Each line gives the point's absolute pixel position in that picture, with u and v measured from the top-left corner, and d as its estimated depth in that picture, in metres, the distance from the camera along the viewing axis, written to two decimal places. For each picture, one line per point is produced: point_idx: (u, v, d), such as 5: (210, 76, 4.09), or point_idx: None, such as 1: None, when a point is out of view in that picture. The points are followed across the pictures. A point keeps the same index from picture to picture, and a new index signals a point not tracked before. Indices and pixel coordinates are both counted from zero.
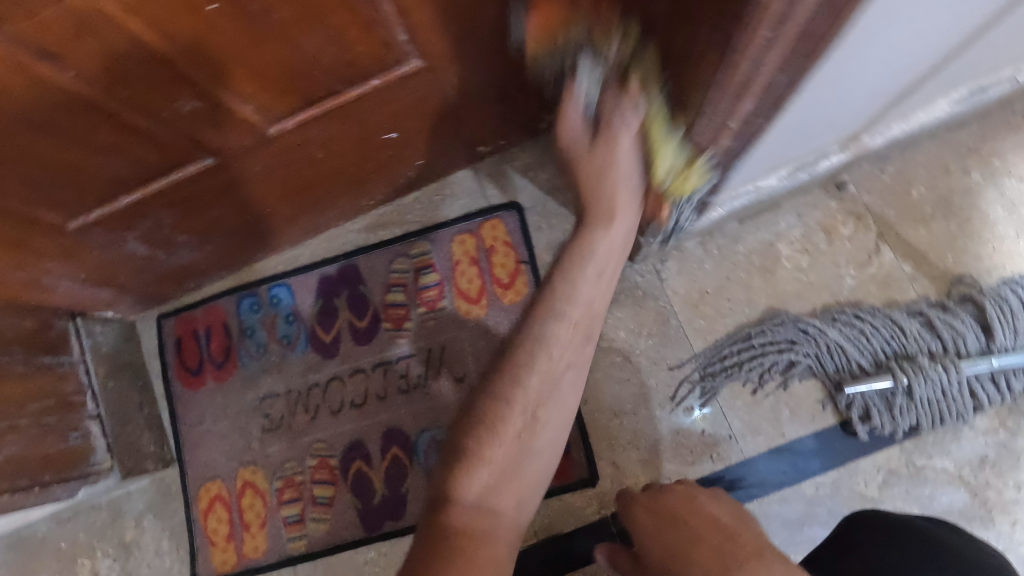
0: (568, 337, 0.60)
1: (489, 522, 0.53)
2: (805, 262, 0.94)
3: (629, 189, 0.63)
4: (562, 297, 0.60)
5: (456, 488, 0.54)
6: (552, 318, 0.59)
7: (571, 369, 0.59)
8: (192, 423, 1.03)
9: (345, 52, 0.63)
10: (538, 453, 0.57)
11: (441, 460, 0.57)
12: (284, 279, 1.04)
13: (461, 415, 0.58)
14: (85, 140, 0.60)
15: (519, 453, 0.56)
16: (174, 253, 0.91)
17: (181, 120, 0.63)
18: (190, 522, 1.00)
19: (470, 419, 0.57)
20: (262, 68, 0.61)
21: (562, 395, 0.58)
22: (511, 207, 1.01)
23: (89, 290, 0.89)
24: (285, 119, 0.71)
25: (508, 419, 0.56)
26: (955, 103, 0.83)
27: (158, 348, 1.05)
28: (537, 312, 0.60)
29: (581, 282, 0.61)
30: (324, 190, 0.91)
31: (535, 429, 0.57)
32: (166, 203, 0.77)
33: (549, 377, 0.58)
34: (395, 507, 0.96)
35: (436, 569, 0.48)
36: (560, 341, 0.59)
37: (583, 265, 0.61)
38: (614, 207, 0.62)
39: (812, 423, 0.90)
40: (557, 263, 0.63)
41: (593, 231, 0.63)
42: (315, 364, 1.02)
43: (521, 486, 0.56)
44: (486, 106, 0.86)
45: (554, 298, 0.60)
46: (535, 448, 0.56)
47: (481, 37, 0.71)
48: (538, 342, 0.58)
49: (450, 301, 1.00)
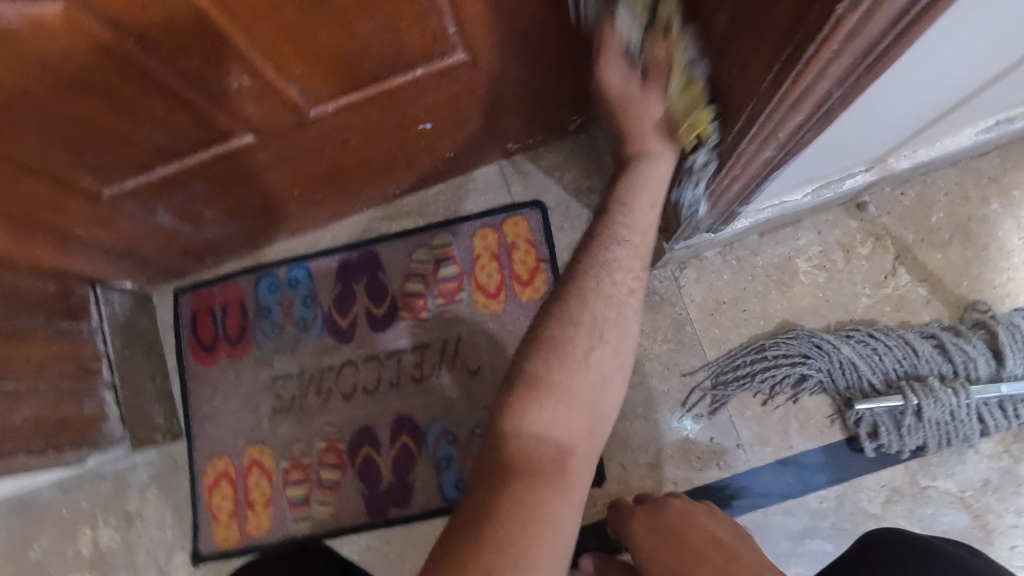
0: (612, 296, 0.62)
1: (568, 443, 0.57)
2: (822, 279, 0.95)
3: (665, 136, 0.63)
4: (619, 225, 0.64)
5: (533, 412, 0.57)
6: (614, 249, 0.63)
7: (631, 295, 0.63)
8: (203, 399, 1.03)
9: (394, 40, 0.64)
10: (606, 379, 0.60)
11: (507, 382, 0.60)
12: (304, 261, 1.05)
13: (528, 339, 0.61)
14: (133, 107, 0.61)
15: (580, 402, 0.58)
16: (200, 228, 0.92)
17: (228, 96, 0.64)
18: (195, 497, 1.01)
19: (539, 343, 0.59)
20: (313, 50, 0.62)
21: (625, 323, 0.62)
22: (535, 205, 1.02)
23: (113, 258, 0.89)
24: (327, 102, 0.72)
25: (578, 346, 0.59)
26: (981, 133, 0.85)
27: (173, 322, 1.06)
28: (599, 242, 0.64)
29: (637, 209, 0.64)
30: (353, 176, 0.92)
31: (587, 385, 0.59)
32: (200, 176, 0.78)
33: (599, 335, 0.60)
34: (401, 495, 0.97)
35: (520, 476, 0.54)
36: (620, 269, 0.63)
37: (637, 195, 0.64)
38: (650, 151, 0.63)
39: (820, 437, 0.91)
40: (609, 194, 0.66)
41: (644, 162, 0.64)
42: (330, 348, 1.02)
43: (579, 438, 0.58)
44: (520, 104, 0.87)
45: (613, 223, 0.64)
46: (606, 374, 0.59)
47: (526, 35, 0.72)
48: (600, 274, 0.62)
49: (469, 294, 1.01)
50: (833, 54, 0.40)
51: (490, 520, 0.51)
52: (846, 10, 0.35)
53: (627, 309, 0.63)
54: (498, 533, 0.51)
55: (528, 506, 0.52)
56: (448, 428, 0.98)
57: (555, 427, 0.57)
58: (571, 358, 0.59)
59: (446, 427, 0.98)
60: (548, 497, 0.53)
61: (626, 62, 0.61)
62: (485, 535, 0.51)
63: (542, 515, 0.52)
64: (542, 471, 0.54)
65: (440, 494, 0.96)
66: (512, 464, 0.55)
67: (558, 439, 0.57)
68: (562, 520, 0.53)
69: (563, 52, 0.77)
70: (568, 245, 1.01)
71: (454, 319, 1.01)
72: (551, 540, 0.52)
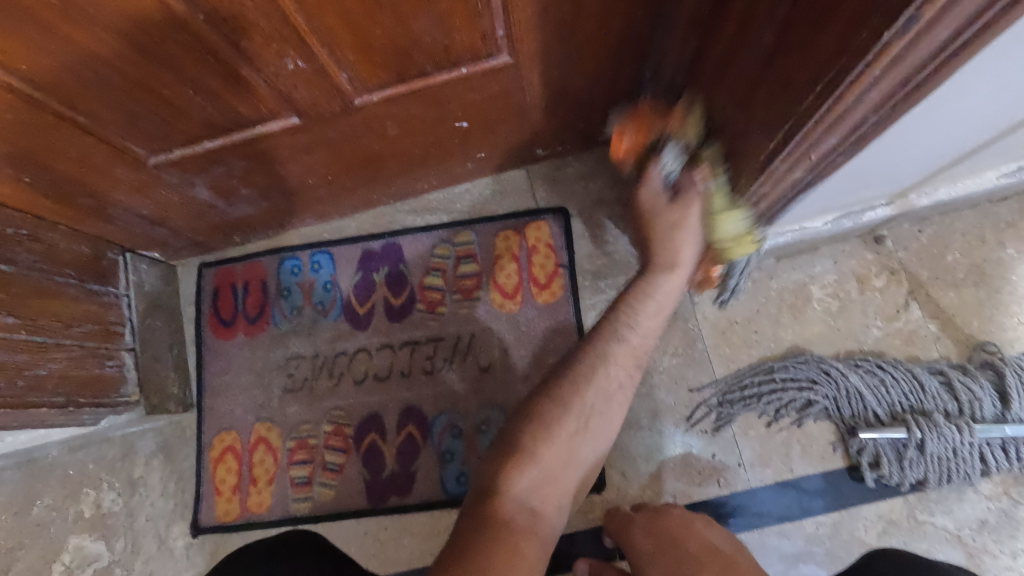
0: (605, 386, 0.66)
1: (535, 518, 0.58)
2: (835, 307, 0.97)
3: (693, 250, 0.72)
4: (620, 328, 0.69)
5: (507, 479, 0.60)
6: (616, 339, 0.69)
7: (621, 391, 0.67)
8: (217, 372, 1.05)
9: (445, 37, 0.67)
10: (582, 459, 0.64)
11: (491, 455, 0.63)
12: (328, 247, 1.07)
13: (522, 410, 0.65)
14: (192, 80, 0.64)
15: (556, 470, 0.61)
16: (234, 205, 0.94)
17: (282, 77, 0.66)
18: (200, 468, 1.02)
19: (531, 413, 0.64)
20: (368, 39, 0.64)
21: (613, 410, 0.65)
22: (558, 211, 1.04)
23: (147, 226, 0.92)
24: (373, 91, 0.74)
25: (565, 421, 0.63)
26: (1002, 177, 0.87)
27: (195, 295, 1.08)
28: (601, 334, 0.69)
29: (644, 315, 0.71)
30: (386, 167, 0.95)
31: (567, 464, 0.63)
32: (243, 153, 0.80)
33: (586, 419, 0.64)
34: (402, 484, 0.98)
35: (480, 537, 0.55)
36: (617, 362, 0.68)
37: (643, 305, 0.71)
38: (676, 263, 0.72)
39: (821, 462, 0.92)
40: (621, 300, 0.72)
41: (660, 277, 0.72)
42: (346, 334, 1.04)
43: (550, 512, 0.61)
44: (555, 111, 0.90)
45: (615, 326, 0.70)
46: (584, 452, 0.63)
47: (570, 43, 0.74)
48: (601, 359, 0.67)
49: (486, 292, 1.03)
50: (873, 79, 0.42)
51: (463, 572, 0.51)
52: (893, 36, 0.37)
53: (619, 398, 0.67)
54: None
55: (507, 562, 0.53)
56: (454, 422, 0.99)
57: (536, 493, 0.60)
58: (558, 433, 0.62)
59: (452, 420, 0.99)
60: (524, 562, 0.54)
61: (665, 186, 0.72)
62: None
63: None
64: (514, 534, 0.56)
65: (441, 486, 0.97)
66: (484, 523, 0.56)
67: (534, 505, 0.60)
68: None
69: (602, 64, 0.80)
70: (588, 253, 1.03)
71: (469, 316, 1.02)
72: None
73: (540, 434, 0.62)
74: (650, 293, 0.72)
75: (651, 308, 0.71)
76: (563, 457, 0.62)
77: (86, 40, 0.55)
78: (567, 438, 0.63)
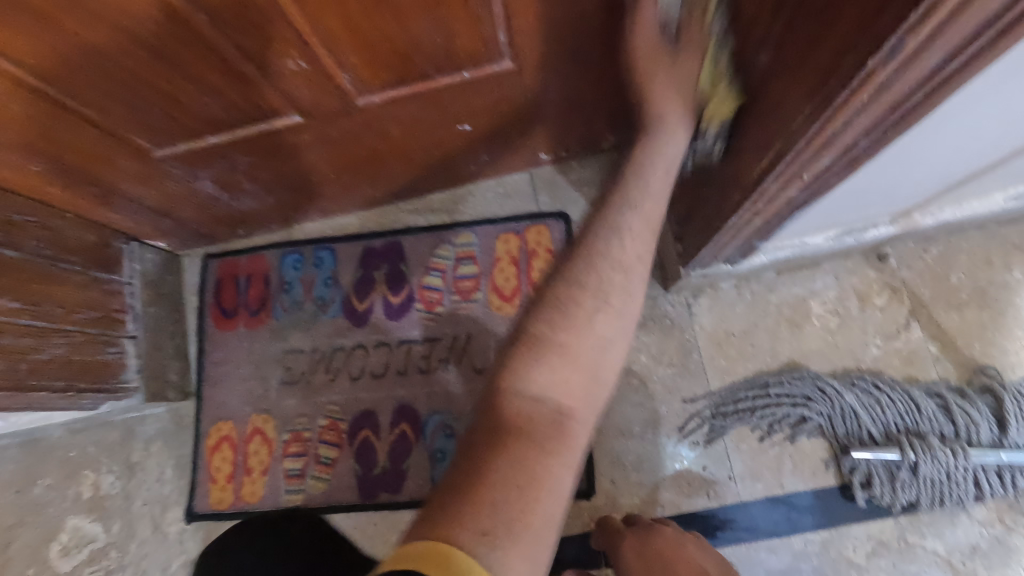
0: (620, 259, 0.54)
1: (565, 407, 0.50)
2: (834, 324, 0.96)
3: (686, 93, 0.59)
4: (636, 188, 0.56)
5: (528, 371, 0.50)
6: (627, 207, 0.56)
7: (641, 262, 0.54)
8: (217, 362, 1.07)
9: (448, 41, 0.67)
10: (611, 343, 0.52)
11: (509, 344, 0.53)
12: (330, 243, 1.08)
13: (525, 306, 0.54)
14: (195, 77, 0.65)
15: (581, 365, 0.51)
16: (238, 198, 0.95)
17: (285, 76, 0.67)
18: (196, 455, 1.04)
19: (538, 306, 0.53)
20: (369, 43, 0.65)
21: (635, 286, 0.53)
22: (559, 216, 1.04)
23: (153, 217, 0.93)
24: (374, 93, 0.74)
25: (579, 303, 0.52)
26: (1010, 199, 0.86)
27: (198, 286, 1.10)
28: (613, 200, 0.56)
29: (650, 173, 0.57)
30: (389, 166, 0.95)
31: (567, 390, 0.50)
32: (246, 149, 0.81)
33: (603, 297, 0.52)
34: (393, 481, 0.99)
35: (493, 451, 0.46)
36: (632, 230, 0.55)
37: (652, 163, 0.58)
38: (665, 114, 0.58)
39: (812, 480, 0.92)
40: (623, 163, 0.59)
41: (661, 137, 0.58)
42: (344, 329, 1.05)
43: (581, 410, 0.51)
44: (559, 117, 0.90)
45: (629, 187, 0.57)
46: (609, 337, 0.52)
47: (572, 51, 0.74)
48: (611, 230, 0.54)
49: (484, 294, 1.03)
50: (864, 102, 0.42)
51: (472, 491, 0.44)
52: (879, 62, 0.37)
53: (639, 271, 0.54)
54: (476, 510, 0.43)
55: (522, 464, 0.46)
56: (447, 421, 1.00)
57: (543, 399, 0.49)
58: (553, 344, 0.50)
59: (445, 420, 1.00)
60: (545, 454, 0.47)
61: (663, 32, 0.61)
62: (469, 500, 0.44)
63: (531, 474, 0.46)
64: (538, 435, 0.48)
65: (431, 486, 0.98)
66: (502, 424, 0.48)
67: (549, 413, 0.49)
68: (554, 479, 0.46)
69: (606, 72, 0.80)
70: None
71: (467, 317, 1.03)
72: (536, 523, 0.44)
73: (532, 357, 0.50)
74: (649, 150, 0.58)
75: (656, 173, 0.58)
76: (556, 371, 0.50)
77: (87, 33, 0.55)
78: (549, 358, 0.50)
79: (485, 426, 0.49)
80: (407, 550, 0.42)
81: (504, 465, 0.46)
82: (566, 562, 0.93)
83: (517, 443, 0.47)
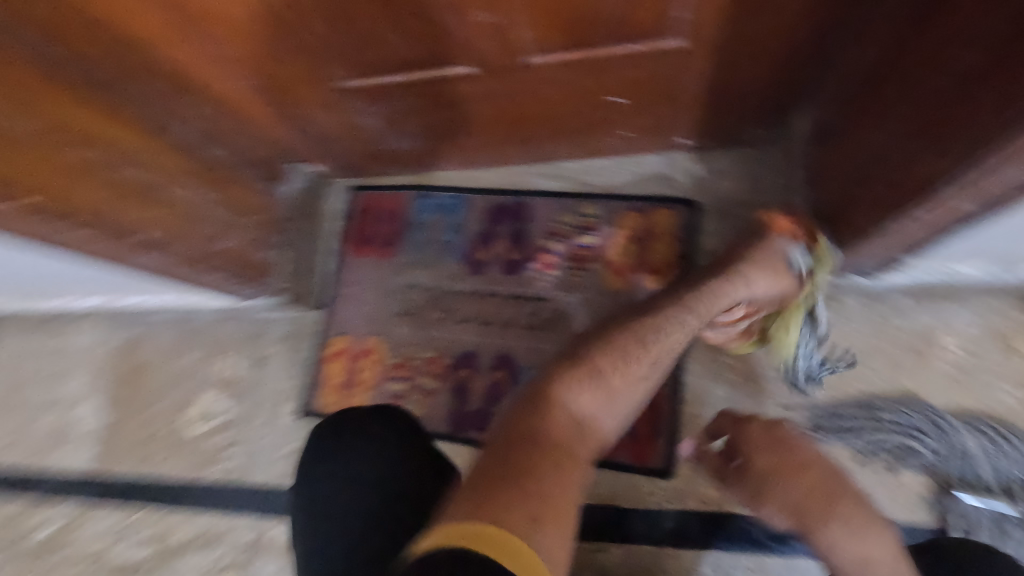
0: (674, 341, 0.86)
1: (585, 433, 0.74)
2: (965, 361, 0.91)
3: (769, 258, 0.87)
4: (694, 300, 0.89)
5: (569, 398, 0.77)
6: (683, 310, 0.87)
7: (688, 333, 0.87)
8: (346, 282, 1.18)
9: (627, 12, 0.71)
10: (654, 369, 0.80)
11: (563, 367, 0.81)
12: (462, 193, 1.15)
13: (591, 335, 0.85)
14: (397, 15, 0.71)
15: (605, 389, 0.78)
16: (393, 138, 1.04)
17: (474, 26, 0.73)
18: (317, 361, 1.16)
19: (593, 334, 0.85)
20: (557, 1, 0.69)
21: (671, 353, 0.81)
22: (687, 203, 1.05)
23: (319, 141, 1.04)
24: (546, 55, 0.79)
25: (640, 359, 0.81)
26: None
27: (342, 212, 1.21)
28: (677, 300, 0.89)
29: (718, 301, 0.86)
30: (533, 129, 1.01)
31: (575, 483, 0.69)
32: (416, 91, 0.89)
33: (653, 351, 0.81)
34: (482, 421, 1.06)
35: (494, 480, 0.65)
36: (683, 314, 0.87)
37: (672, 318, 0.87)
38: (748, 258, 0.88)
39: (910, 517, 0.87)
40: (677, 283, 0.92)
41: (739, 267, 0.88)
42: (462, 274, 1.13)
43: (606, 427, 0.77)
44: (713, 102, 0.91)
45: (692, 297, 0.89)
46: (639, 374, 0.81)
47: (747, 34, 0.75)
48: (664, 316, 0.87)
49: (599, 266, 1.07)
50: None
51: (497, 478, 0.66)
52: None
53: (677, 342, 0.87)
54: (507, 500, 0.63)
55: (551, 452, 0.70)
56: None
57: (574, 412, 0.76)
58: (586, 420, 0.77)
59: (538, 375, 1.05)
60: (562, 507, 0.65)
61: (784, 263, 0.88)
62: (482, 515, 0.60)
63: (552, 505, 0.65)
64: (562, 443, 0.72)
65: None
66: (540, 440, 0.71)
67: (575, 426, 0.75)
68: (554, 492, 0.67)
69: (774, 58, 0.79)
70: (708, 250, 1.04)
71: (578, 284, 1.07)
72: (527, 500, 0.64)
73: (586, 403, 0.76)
74: (729, 280, 0.87)
75: (723, 292, 0.86)
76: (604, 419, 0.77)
77: None
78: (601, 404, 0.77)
79: (507, 436, 0.72)
80: (455, 529, 0.60)
81: (550, 445, 0.71)
82: (633, 534, 0.96)
83: (545, 456, 0.69)
